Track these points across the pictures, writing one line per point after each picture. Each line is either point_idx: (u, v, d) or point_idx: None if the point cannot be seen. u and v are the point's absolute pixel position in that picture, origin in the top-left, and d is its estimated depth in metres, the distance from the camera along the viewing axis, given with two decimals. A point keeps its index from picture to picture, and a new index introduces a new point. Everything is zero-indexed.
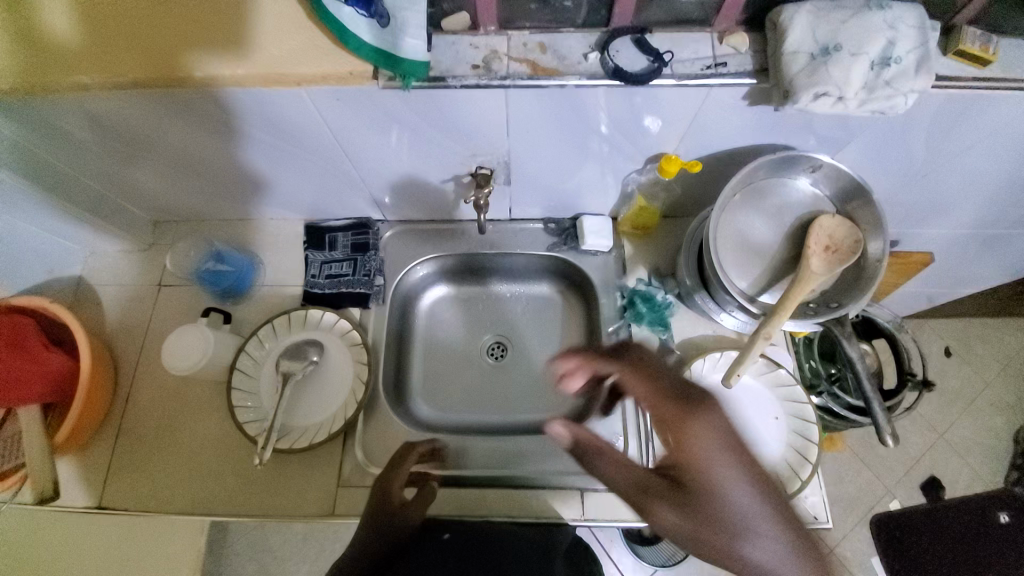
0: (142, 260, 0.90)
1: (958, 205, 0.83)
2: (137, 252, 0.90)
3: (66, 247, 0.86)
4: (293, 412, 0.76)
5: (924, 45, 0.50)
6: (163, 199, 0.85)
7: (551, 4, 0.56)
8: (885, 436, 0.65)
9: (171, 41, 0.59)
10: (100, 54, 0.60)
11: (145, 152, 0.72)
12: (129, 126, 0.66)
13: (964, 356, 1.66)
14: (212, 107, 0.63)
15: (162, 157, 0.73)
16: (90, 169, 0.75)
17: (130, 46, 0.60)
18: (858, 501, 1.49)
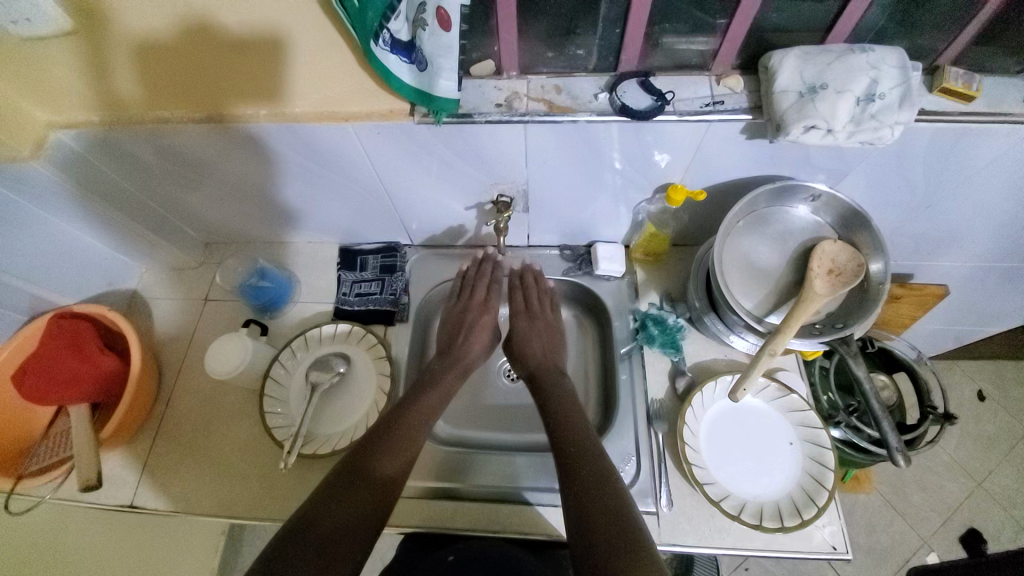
0: (190, 277, 0.99)
1: (967, 237, 0.86)
2: (187, 270, 0.99)
3: (124, 261, 0.95)
4: (319, 419, 0.81)
5: (906, 82, 0.55)
6: (215, 222, 0.94)
7: (566, 52, 0.64)
8: (897, 457, 0.66)
9: (231, 77, 0.66)
10: (172, 88, 0.68)
11: (205, 178, 0.81)
12: (195, 155, 0.76)
13: (999, 401, 1.60)
14: (268, 140, 0.72)
15: (218, 183, 0.83)
16: (154, 192, 0.85)
17: (194, 79, 0.67)
18: (892, 552, 1.41)
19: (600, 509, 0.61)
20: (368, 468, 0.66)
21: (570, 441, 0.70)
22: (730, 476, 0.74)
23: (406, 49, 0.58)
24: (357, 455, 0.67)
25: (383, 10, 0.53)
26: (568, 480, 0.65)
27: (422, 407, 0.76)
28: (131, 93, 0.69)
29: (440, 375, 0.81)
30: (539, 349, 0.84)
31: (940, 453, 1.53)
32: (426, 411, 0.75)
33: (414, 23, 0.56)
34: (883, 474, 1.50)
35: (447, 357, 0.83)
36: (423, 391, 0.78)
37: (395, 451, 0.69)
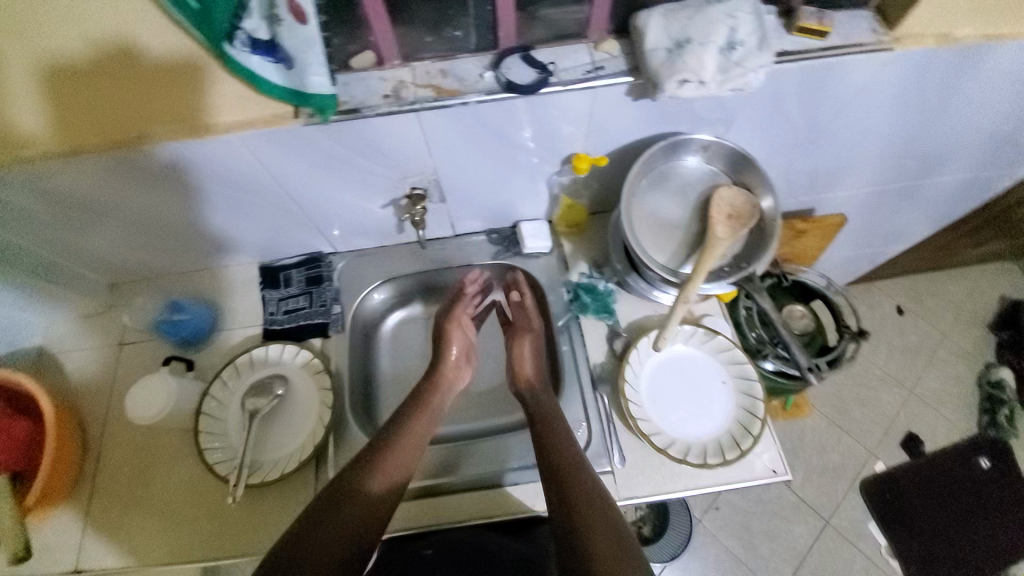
0: (99, 323, 0.91)
1: (854, 166, 0.93)
2: (94, 316, 0.92)
3: (26, 318, 0.86)
4: (262, 446, 0.77)
5: (760, 27, 0.58)
6: (116, 260, 0.88)
7: (443, 35, 0.63)
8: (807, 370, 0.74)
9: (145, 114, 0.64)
10: (66, 119, 0.64)
11: (104, 217, 0.76)
12: (81, 195, 0.71)
13: (916, 311, 1.76)
14: (158, 166, 0.68)
15: (122, 221, 0.78)
16: (44, 239, 0.78)
17: (99, 115, 0.64)
18: (844, 468, 1.54)
19: (583, 496, 0.64)
20: (357, 488, 0.66)
21: (556, 434, 0.72)
22: (672, 423, 0.78)
23: (269, 48, 0.55)
24: (343, 478, 0.67)
25: (233, 11, 0.51)
26: (554, 468, 0.68)
27: (412, 427, 0.74)
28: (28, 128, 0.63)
29: (428, 398, 0.79)
30: (527, 366, 0.82)
31: (874, 369, 1.67)
32: (418, 430, 0.74)
33: (269, 20, 0.54)
34: (826, 397, 1.63)
35: (437, 378, 0.82)
36: (413, 412, 0.77)
37: (383, 471, 0.68)
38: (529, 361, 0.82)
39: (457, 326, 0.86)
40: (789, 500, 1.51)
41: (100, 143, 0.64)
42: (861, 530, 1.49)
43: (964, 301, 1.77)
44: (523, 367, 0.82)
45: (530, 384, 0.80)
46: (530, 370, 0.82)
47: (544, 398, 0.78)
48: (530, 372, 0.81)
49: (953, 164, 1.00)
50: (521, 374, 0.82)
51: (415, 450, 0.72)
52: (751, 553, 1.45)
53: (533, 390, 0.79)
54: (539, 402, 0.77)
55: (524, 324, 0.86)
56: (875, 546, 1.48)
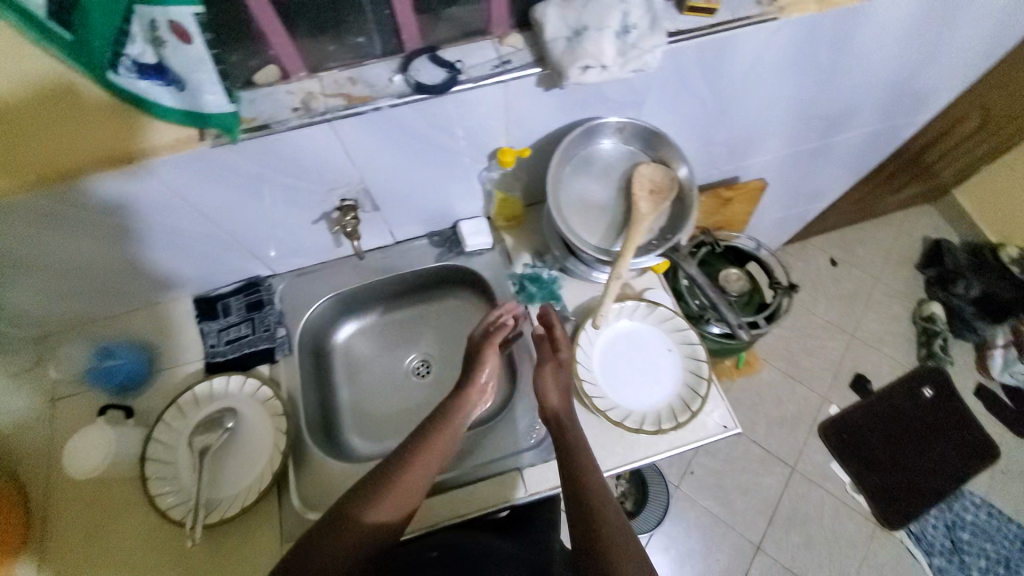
0: (20, 382, 0.83)
1: (766, 132, 0.99)
2: (17, 375, 0.83)
3: None
4: (218, 483, 0.74)
5: (650, 10, 0.61)
6: (41, 311, 0.82)
7: (346, 43, 0.63)
8: (736, 327, 0.82)
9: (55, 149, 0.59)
10: None
11: (19, 267, 0.72)
12: None
13: (849, 261, 1.88)
14: (66, 208, 0.64)
15: (41, 268, 0.73)
16: None
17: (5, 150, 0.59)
18: (803, 416, 1.64)
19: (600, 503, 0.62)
20: (357, 517, 0.61)
21: (575, 438, 0.69)
22: (627, 396, 0.80)
23: (158, 71, 0.54)
24: (344, 503, 0.63)
25: (114, 39, 0.50)
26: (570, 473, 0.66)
27: (427, 453, 0.67)
28: None
29: (450, 415, 0.72)
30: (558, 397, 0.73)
31: (818, 319, 1.78)
32: (430, 455, 0.67)
33: (153, 44, 0.52)
34: (778, 352, 1.72)
35: (459, 404, 0.73)
36: (430, 436, 0.69)
37: (391, 500, 0.63)
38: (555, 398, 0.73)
39: (492, 351, 0.78)
40: (756, 453, 1.59)
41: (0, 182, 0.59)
42: (826, 471, 1.58)
43: (890, 246, 1.91)
44: (549, 398, 0.73)
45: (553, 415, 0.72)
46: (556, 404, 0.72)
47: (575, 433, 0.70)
48: (556, 407, 0.72)
49: (856, 119, 1.08)
50: (545, 405, 0.73)
51: (426, 477, 0.66)
52: (728, 510, 1.52)
53: (565, 422, 0.71)
54: (568, 435, 0.69)
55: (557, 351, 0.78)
56: (840, 484, 1.57)
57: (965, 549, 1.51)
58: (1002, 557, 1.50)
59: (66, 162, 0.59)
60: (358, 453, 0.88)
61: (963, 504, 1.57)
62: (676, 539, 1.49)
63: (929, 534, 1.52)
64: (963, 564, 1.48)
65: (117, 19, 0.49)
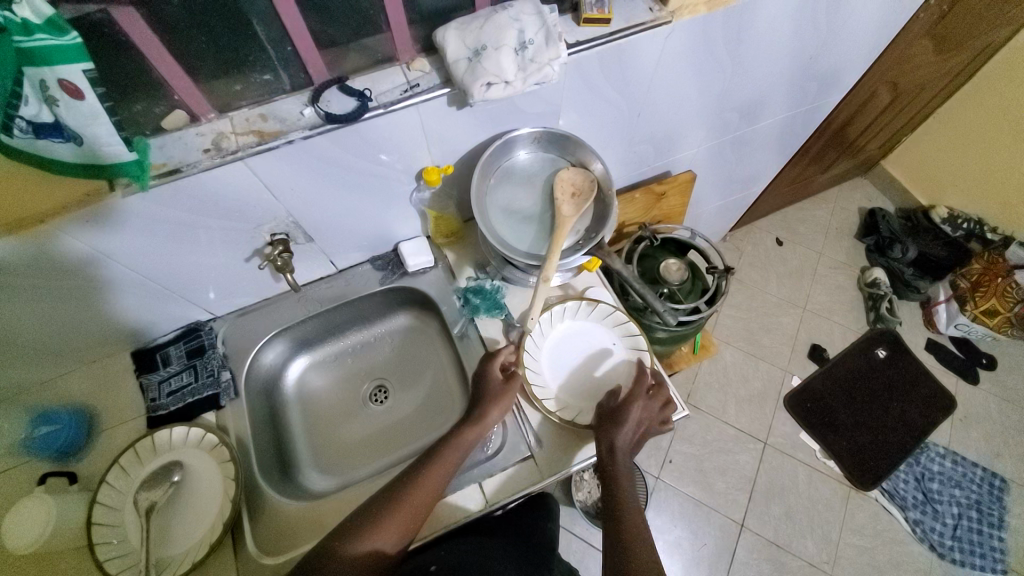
0: None
1: (686, 127, 1.04)
2: None
3: None
4: (166, 540, 0.72)
5: (545, 24, 0.64)
6: None
7: (253, 81, 0.64)
8: (661, 311, 0.96)
9: None
10: None
11: None
12: None
13: (793, 239, 1.98)
14: None
15: None
16: None
17: None
18: (769, 392, 1.70)
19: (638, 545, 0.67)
20: (338, 550, 0.63)
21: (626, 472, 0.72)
22: (577, 394, 0.83)
23: (55, 129, 0.51)
24: (330, 537, 0.65)
25: (6, 103, 0.47)
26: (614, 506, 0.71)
27: (425, 479, 0.69)
28: None
29: (458, 438, 0.73)
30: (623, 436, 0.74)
31: (770, 297, 1.86)
32: (428, 482, 0.69)
33: (49, 103, 0.49)
34: (736, 333, 1.79)
35: (477, 429, 0.74)
36: (425, 461, 0.71)
37: (390, 527, 0.65)
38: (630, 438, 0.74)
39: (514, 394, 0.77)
40: (729, 434, 1.63)
41: None
42: (796, 441, 1.64)
43: (829, 221, 2.02)
44: (616, 432, 0.74)
45: (612, 449, 0.72)
46: (626, 441, 0.74)
47: (622, 471, 0.72)
48: (624, 442, 0.73)
49: (771, 106, 1.14)
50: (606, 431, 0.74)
51: (426, 501, 0.68)
52: (710, 493, 1.55)
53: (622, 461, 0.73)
54: (612, 469, 0.72)
55: (638, 390, 0.78)
56: (811, 452, 1.63)
57: (935, 498, 1.57)
58: (972, 501, 1.57)
59: None
60: (319, 488, 0.87)
61: (929, 456, 1.64)
62: (664, 530, 1.50)
63: (901, 489, 1.58)
64: (935, 513, 1.55)
65: (7, 80, 0.46)
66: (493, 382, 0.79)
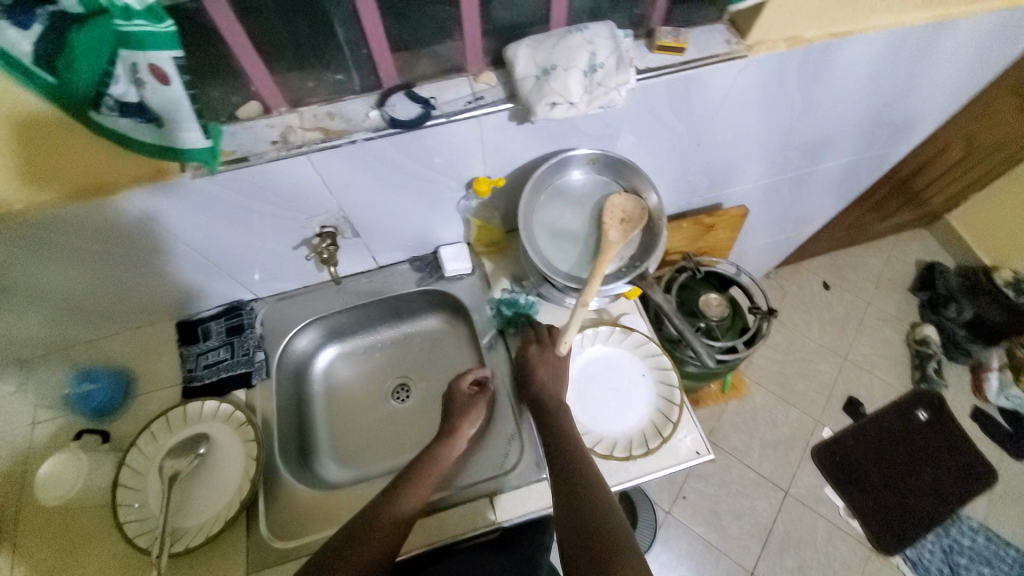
0: (17, 399, 0.84)
1: (744, 162, 1.01)
2: (16, 393, 0.84)
3: None
4: (183, 512, 0.74)
5: (618, 49, 0.64)
6: (33, 337, 0.83)
7: (327, 80, 0.65)
8: (703, 356, 0.90)
9: (59, 170, 0.61)
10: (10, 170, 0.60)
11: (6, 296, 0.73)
12: None
13: (841, 285, 1.89)
14: (54, 237, 0.67)
15: (27, 295, 0.75)
16: None
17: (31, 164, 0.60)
18: (796, 440, 1.63)
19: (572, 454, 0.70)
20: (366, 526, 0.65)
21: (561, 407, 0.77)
22: (600, 422, 0.80)
23: (139, 110, 0.54)
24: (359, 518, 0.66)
25: (98, 79, 0.50)
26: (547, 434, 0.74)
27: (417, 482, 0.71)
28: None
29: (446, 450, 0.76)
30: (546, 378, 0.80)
31: (808, 342, 1.78)
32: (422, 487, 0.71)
33: (136, 85, 0.52)
34: (770, 376, 1.72)
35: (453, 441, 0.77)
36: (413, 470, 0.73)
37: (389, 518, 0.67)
38: (547, 379, 0.79)
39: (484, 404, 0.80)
40: (749, 478, 1.56)
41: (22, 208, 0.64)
42: (820, 496, 1.56)
43: (881, 270, 1.92)
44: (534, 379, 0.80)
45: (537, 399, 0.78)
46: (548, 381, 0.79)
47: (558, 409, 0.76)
48: (545, 383, 0.79)
49: (837, 148, 1.09)
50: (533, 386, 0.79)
51: (411, 505, 0.69)
52: (722, 536, 1.49)
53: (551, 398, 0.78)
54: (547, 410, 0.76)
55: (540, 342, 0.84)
56: (834, 508, 1.54)
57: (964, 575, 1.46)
58: None
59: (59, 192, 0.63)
60: (334, 479, 0.88)
61: (960, 529, 1.53)
62: (668, 566, 1.45)
63: (925, 558, 1.49)
64: None
65: (102, 61, 0.49)
66: (460, 398, 0.82)
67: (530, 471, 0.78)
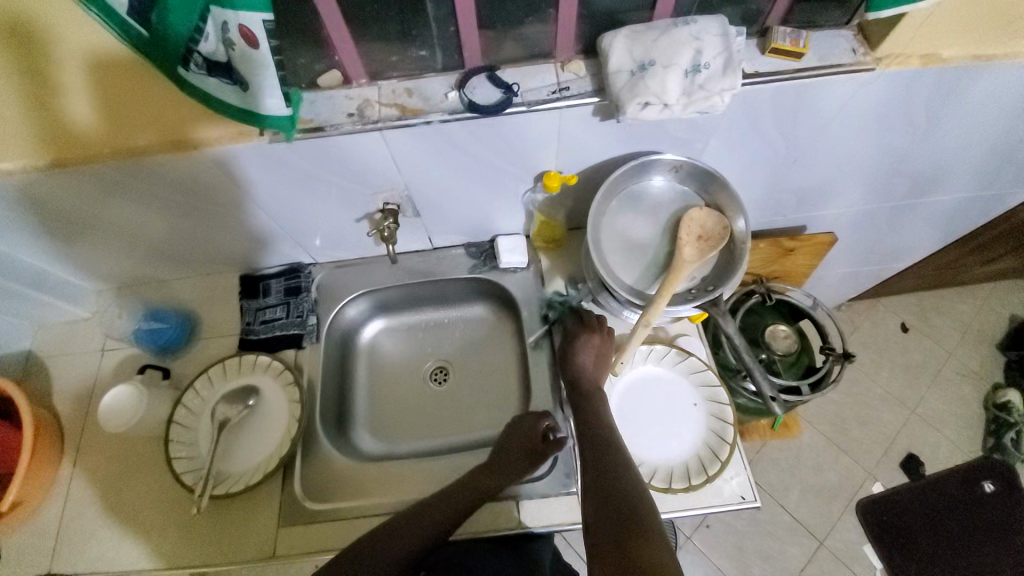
0: (97, 325, 0.91)
1: (842, 186, 0.91)
2: (97, 319, 0.92)
3: (34, 298, 0.85)
4: (227, 458, 0.78)
5: (727, 49, 0.57)
6: (112, 270, 0.89)
7: (410, 55, 0.63)
8: (773, 406, 0.77)
9: (145, 118, 0.64)
10: (101, 111, 0.63)
11: (90, 230, 0.79)
12: (68, 205, 0.73)
13: (924, 330, 1.70)
14: (139, 183, 0.71)
15: (109, 231, 0.80)
16: (36, 247, 0.79)
17: (120, 108, 0.63)
18: (842, 488, 1.51)
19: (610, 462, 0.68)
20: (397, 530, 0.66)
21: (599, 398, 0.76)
22: (641, 446, 0.76)
23: (226, 70, 0.55)
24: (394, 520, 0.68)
25: (188, 36, 0.50)
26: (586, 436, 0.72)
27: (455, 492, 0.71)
28: (82, 126, 0.64)
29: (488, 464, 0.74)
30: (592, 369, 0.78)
31: (874, 386, 1.63)
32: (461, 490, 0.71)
33: (225, 44, 0.52)
34: (823, 417, 1.59)
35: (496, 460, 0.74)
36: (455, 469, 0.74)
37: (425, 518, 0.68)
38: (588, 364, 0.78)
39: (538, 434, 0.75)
40: (782, 519, 1.47)
41: (106, 152, 0.66)
42: (857, 553, 1.45)
43: (974, 320, 1.71)
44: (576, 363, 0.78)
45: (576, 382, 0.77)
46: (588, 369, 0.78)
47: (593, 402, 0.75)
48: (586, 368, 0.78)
49: (951, 183, 0.97)
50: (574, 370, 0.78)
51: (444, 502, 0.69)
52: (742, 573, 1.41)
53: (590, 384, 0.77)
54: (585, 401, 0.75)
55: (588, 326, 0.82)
56: (871, 568, 1.43)
57: None
58: None
59: (141, 142, 0.66)
60: (366, 451, 0.90)
61: None
62: None
63: None
64: None
65: (194, 15, 0.49)
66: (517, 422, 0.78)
67: (562, 481, 0.75)
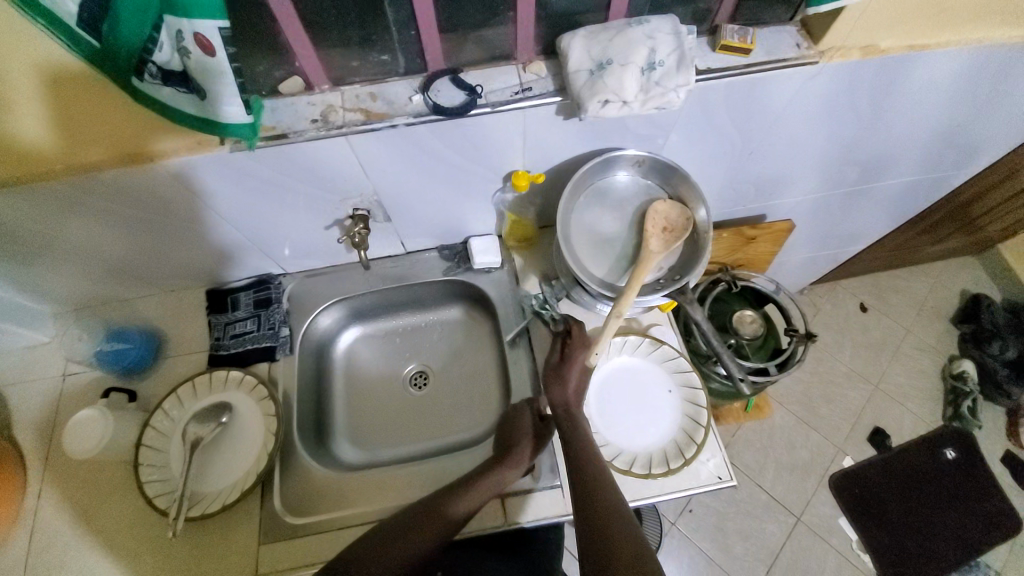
0: (55, 350, 0.87)
1: (797, 175, 0.96)
2: (55, 344, 0.88)
3: None
4: (202, 478, 0.75)
5: (680, 46, 0.60)
6: (67, 292, 0.85)
7: (372, 59, 0.63)
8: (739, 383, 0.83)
9: (96, 132, 0.62)
10: (47, 128, 0.61)
11: (42, 251, 0.75)
12: (17, 226, 0.70)
13: (881, 309, 1.80)
14: (93, 200, 0.68)
15: (63, 252, 0.76)
16: None
17: (68, 124, 0.61)
18: (814, 464, 1.57)
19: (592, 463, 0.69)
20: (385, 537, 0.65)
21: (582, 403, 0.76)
22: (620, 435, 0.78)
23: (183, 79, 0.53)
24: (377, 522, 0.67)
25: (142, 45, 0.50)
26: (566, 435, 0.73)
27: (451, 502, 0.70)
28: (25, 143, 0.62)
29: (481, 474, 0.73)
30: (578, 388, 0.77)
31: (838, 365, 1.71)
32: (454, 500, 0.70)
33: (179, 53, 0.51)
34: (794, 397, 1.65)
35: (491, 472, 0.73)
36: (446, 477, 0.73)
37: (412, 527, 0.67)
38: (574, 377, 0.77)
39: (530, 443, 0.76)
40: (761, 499, 1.52)
41: (57, 169, 0.64)
42: (832, 525, 1.51)
43: (925, 296, 1.82)
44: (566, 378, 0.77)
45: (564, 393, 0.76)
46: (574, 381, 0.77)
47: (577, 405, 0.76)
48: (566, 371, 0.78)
49: (896, 168, 1.02)
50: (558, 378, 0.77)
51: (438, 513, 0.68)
52: (726, 554, 1.46)
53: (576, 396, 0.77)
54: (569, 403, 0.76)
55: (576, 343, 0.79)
56: (846, 539, 1.50)
57: None
58: None
59: (94, 157, 0.64)
60: (348, 460, 0.89)
61: None
62: None
63: None
64: None
65: (147, 25, 0.49)
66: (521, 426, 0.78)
67: (545, 475, 0.76)
